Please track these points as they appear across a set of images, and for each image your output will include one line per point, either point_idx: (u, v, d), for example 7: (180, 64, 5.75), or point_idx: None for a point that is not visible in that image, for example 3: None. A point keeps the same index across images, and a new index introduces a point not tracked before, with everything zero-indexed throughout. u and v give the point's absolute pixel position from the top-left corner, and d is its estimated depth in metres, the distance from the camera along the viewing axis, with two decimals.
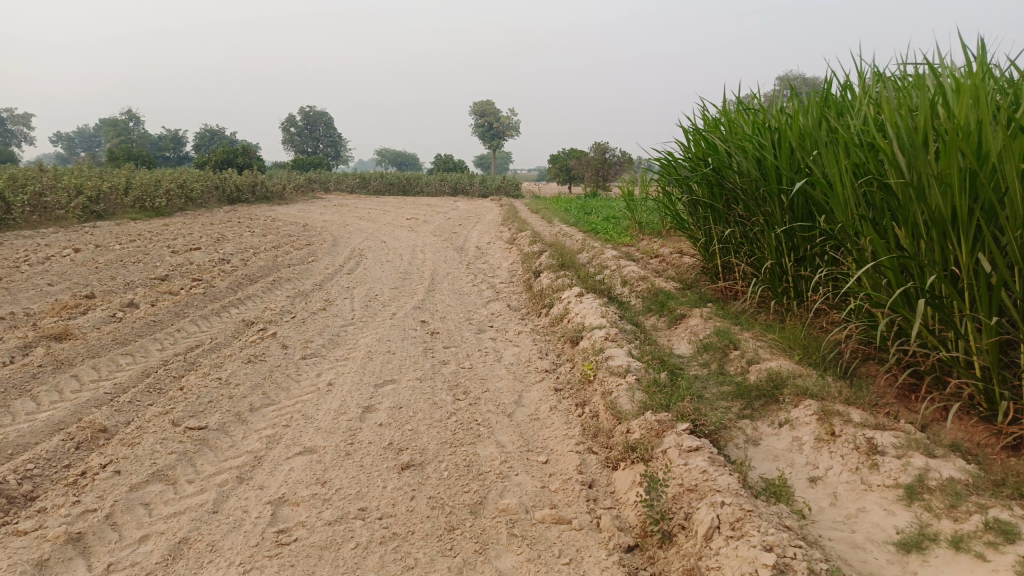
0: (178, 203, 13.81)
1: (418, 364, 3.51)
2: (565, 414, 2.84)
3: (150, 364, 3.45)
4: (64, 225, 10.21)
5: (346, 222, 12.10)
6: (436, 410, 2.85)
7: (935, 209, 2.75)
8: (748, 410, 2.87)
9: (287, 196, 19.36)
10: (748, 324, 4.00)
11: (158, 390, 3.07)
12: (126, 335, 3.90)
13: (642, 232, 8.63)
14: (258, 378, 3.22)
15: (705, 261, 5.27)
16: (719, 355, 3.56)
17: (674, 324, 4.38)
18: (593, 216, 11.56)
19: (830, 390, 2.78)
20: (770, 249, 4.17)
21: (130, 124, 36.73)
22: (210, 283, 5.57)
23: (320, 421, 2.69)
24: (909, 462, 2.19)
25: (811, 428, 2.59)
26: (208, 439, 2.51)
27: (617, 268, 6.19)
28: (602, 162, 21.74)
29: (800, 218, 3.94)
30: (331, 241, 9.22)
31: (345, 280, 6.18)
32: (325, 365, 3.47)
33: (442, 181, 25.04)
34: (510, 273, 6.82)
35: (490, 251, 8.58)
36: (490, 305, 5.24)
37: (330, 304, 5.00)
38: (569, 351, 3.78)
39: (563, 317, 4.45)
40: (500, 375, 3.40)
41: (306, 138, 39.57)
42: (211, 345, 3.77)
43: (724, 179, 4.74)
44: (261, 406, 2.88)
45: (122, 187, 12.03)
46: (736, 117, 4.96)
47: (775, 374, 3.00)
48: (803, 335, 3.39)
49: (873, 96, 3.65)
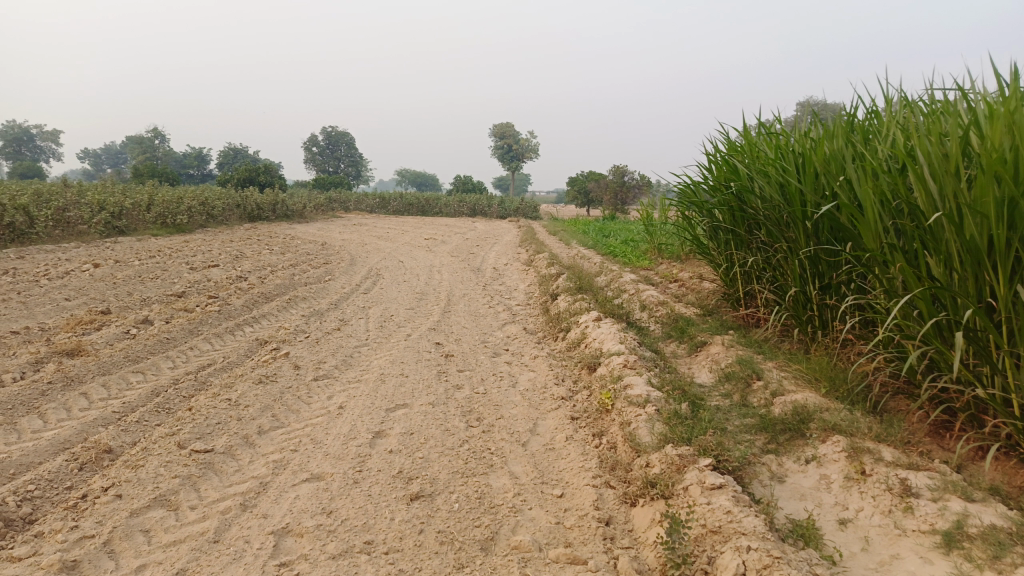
0: (199, 219, 13.92)
1: (431, 388, 3.43)
2: (582, 444, 2.75)
3: (160, 382, 3.40)
4: (85, 239, 10.30)
5: (364, 242, 12.11)
6: (449, 437, 2.77)
7: (970, 239, 2.64)
8: (772, 445, 2.76)
9: (307, 214, 19.49)
10: (771, 354, 3.89)
11: (166, 410, 3.02)
12: (138, 352, 3.86)
13: (661, 255, 8.53)
14: (268, 400, 3.15)
15: (726, 287, 5.16)
16: (742, 385, 3.45)
17: (694, 352, 4.27)
18: (611, 239, 11.49)
19: (859, 426, 2.66)
20: (794, 276, 4.06)
21: (155, 141, 37.35)
22: (225, 301, 5.54)
23: (329, 446, 2.61)
24: (946, 506, 2.07)
25: (840, 466, 2.48)
26: (214, 463, 2.44)
27: (635, 292, 6.09)
28: (620, 185, 21.73)
29: (825, 244, 3.84)
30: (348, 260, 9.21)
31: (360, 300, 6.13)
32: (337, 387, 3.41)
33: (460, 202, 25.12)
34: (527, 295, 6.75)
35: (507, 273, 8.52)
36: (506, 328, 5.16)
37: (345, 324, 4.94)
38: (585, 377, 3.68)
39: (580, 342, 4.36)
40: (515, 401, 3.32)
41: (328, 157, 39.96)
42: (223, 364, 3.72)
43: (746, 204, 4.64)
44: (270, 429, 2.81)
45: (144, 203, 12.14)
46: (758, 141, 4.88)
47: (800, 407, 2.89)
48: (829, 367, 3.27)
49: (901, 120, 3.56)
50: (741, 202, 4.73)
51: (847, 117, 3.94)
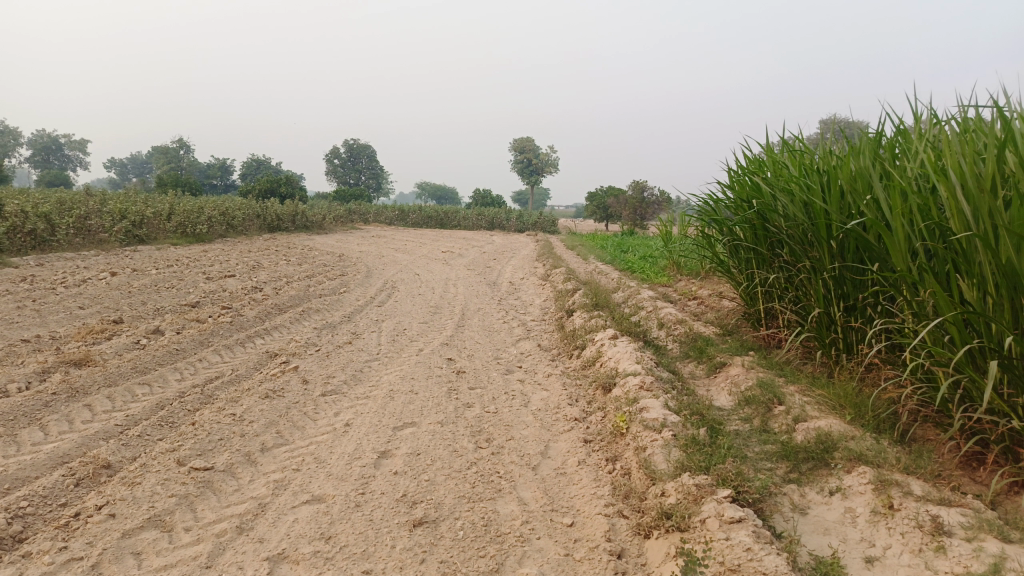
0: (219, 229, 14.00)
1: (440, 406, 3.34)
2: (594, 470, 2.64)
3: (166, 395, 3.34)
4: (105, 248, 10.37)
5: (382, 254, 12.09)
6: (456, 458, 2.67)
7: (1005, 262, 2.52)
8: (794, 475, 2.64)
9: (326, 225, 19.57)
10: (794, 377, 3.76)
11: (170, 424, 2.95)
12: (146, 363, 3.82)
13: (681, 272, 8.40)
14: (273, 416, 3.08)
15: (746, 306, 5.03)
16: (763, 410, 3.33)
17: (713, 373, 4.15)
18: (630, 255, 11.38)
19: (886, 457, 2.55)
20: (818, 297, 3.94)
21: (179, 151, 37.85)
22: (238, 312, 5.50)
23: (333, 466, 2.53)
24: (981, 547, 1.94)
25: (867, 499, 2.35)
26: (213, 482, 2.37)
27: (653, 309, 5.98)
28: (640, 201, 21.62)
29: (851, 264, 3.71)
30: (364, 272, 9.17)
31: (374, 313, 6.07)
32: (344, 404, 3.32)
33: (479, 215, 25.14)
34: (542, 311, 6.65)
35: (523, 288, 8.42)
36: (520, 344, 5.07)
37: (357, 338, 4.88)
38: (600, 398, 3.57)
39: (596, 361, 4.25)
40: (526, 422, 3.22)
41: (350, 169, 40.23)
42: (231, 377, 3.66)
43: (769, 222, 4.53)
44: (273, 446, 2.73)
45: (165, 213, 12.23)
46: (780, 157, 4.77)
47: (824, 435, 2.77)
48: (854, 393, 3.14)
49: (931, 139, 3.44)
50: (763, 221, 4.62)
51: (874, 135, 3.82)
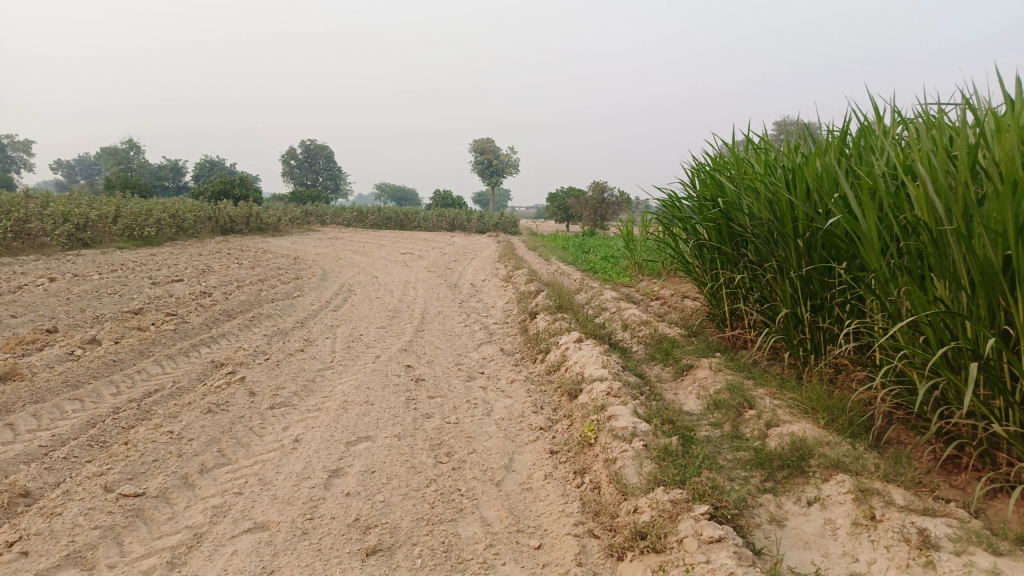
0: (169, 232, 13.50)
1: (397, 418, 3.15)
2: (562, 484, 2.48)
3: (99, 411, 3.09)
4: (46, 253, 9.87)
5: (340, 256, 11.79)
6: (414, 476, 2.49)
7: (982, 259, 2.45)
8: (769, 484, 2.52)
9: (282, 227, 19.10)
10: (763, 379, 3.66)
11: (101, 444, 2.71)
12: (79, 376, 3.55)
13: (642, 273, 8.32)
14: (215, 432, 2.85)
15: (711, 306, 4.93)
16: (733, 415, 3.22)
17: (679, 376, 4.03)
18: (592, 256, 11.30)
19: (865, 464, 2.44)
20: (785, 296, 3.85)
21: (129, 151, 36.74)
22: (184, 319, 5.21)
23: (279, 488, 2.33)
24: (972, 562, 1.83)
25: (847, 510, 2.24)
26: (144, 510, 2.15)
27: (617, 310, 5.87)
28: (600, 202, 21.64)
29: (819, 263, 3.63)
30: (319, 275, 8.88)
31: (329, 318, 5.83)
32: (294, 417, 3.11)
33: (439, 217, 24.87)
34: (505, 313, 6.49)
35: (484, 290, 8.24)
36: (482, 349, 4.89)
37: (310, 345, 4.65)
38: (566, 405, 3.42)
39: (560, 365, 4.10)
40: (489, 433, 3.04)
41: (307, 171, 39.50)
42: (171, 391, 3.42)
43: (733, 222, 4.43)
44: (214, 466, 2.52)
45: (110, 216, 11.73)
46: (744, 155, 4.70)
47: (799, 441, 2.66)
48: (827, 395, 3.05)
49: (897, 136, 3.37)
50: (727, 220, 4.52)
51: (839, 133, 3.75)
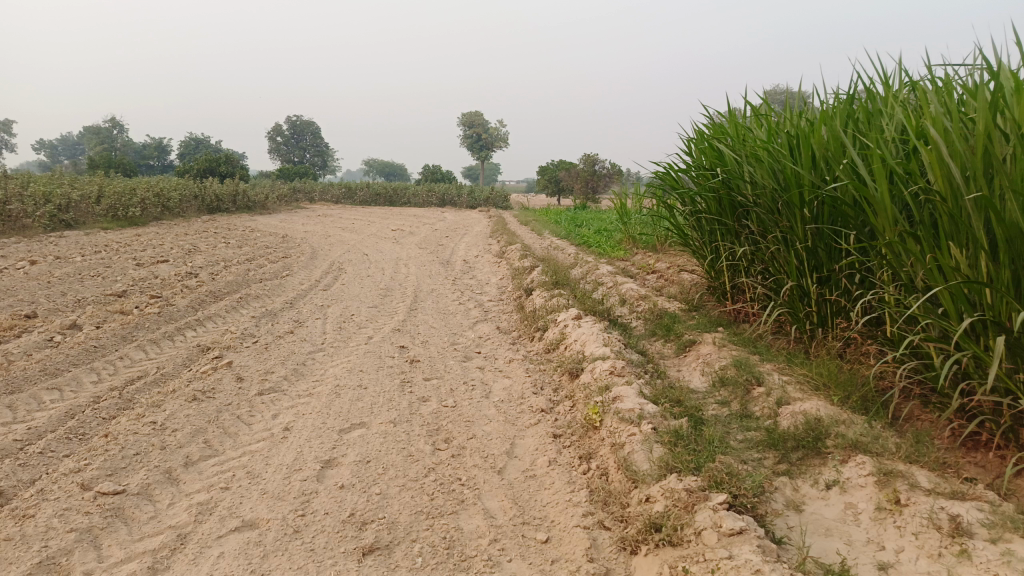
0: (154, 212, 13.24)
1: (392, 402, 3.01)
2: (567, 471, 2.37)
3: (79, 401, 2.94)
4: (27, 234, 9.63)
5: (328, 234, 11.59)
6: (412, 465, 2.36)
7: (1006, 228, 2.32)
8: (784, 466, 2.41)
9: (270, 205, 18.82)
10: (770, 354, 3.54)
11: (79, 437, 2.56)
12: (58, 364, 3.39)
13: (637, 246, 8.18)
14: (201, 422, 2.71)
15: (712, 279, 4.80)
16: (741, 392, 3.11)
17: (682, 352, 3.92)
18: (584, 229, 11.14)
19: (884, 445, 2.33)
20: (790, 268, 3.71)
21: (113, 130, 36.15)
22: (168, 301, 5.05)
23: (269, 482, 2.20)
24: (1010, 550, 1.72)
25: (869, 494, 2.13)
26: (124, 509, 2.01)
27: (614, 285, 5.73)
28: (591, 174, 21.42)
29: (826, 233, 3.49)
30: (308, 253, 8.70)
31: (319, 298, 5.67)
32: (284, 404, 2.97)
33: (429, 193, 24.58)
34: (499, 289, 6.35)
35: (477, 266, 8.08)
36: (477, 327, 4.76)
37: (299, 326, 4.50)
38: (567, 386, 3.30)
39: (559, 343, 3.97)
40: (488, 416, 2.91)
41: (294, 147, 38.97)
42: (155, 378, 3.27)
43: (734, 192, 4.28)
44: (199, 459, 2.38)
45: (93, 196, 11.47)
46: (743, 123, 4.53)
47: (814, 422, 2.55)
48: (839, 371, 2.93)
49: (906, 99, 3.20)
50: (728, 190, 4.37)
51: (844, 97, 3.58)
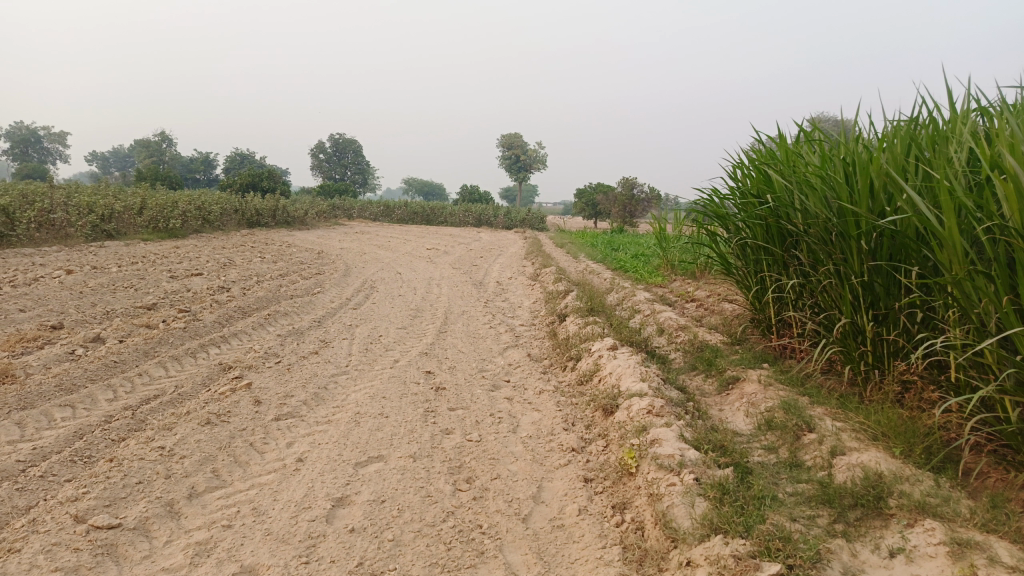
0: (194, 224, 13.38)
1: (415, 434, 2.84)
2: (598, 522, 2.16)
3: (91, 420, 2.83)
4: (69, 243, 9.75)
5: (363, 251, 11.57)
6: (429, 507, 2.18)
7: None
8: (840, 527, 2.17)
9: (308, 221, 18.96)
10: (821, 397, 3.28)
11: (84, 460, 2.44)
12: (74, 379, 3.30)
13: (676, 272, 7.93)
14: (211, 449, 2.57)
15: (757, 311, 4.54)
16: (790, 438, 2.87)
17: (724, 390, 3.68)
18: (621, 253, 10.91)
19: (957, 510, 2.08)
20: (843, 304, 3.45)
21: (162, 144, 37.07)
22: (196, 316, 4.97)
23: (274, 521, 2.03)
24: None
25: (940, 566, 1.88)
26: (118, 547, 1.86)
27: (652, 313, 5.51)
28: (629, 198, 21.18)
29: (883, 267, 3.23)
30: (342, 271, 8.64)
31: (348, 317, 5.55)
32: (300, 431, 2.82)
33: (466, 213, 24.55)
34: (532, 314, 6.18)
35: (511, 289, 7.91)
36: (508, 354, 4.58)
37: (325, 346, 4.37)
38: (600, 423, 3.09)
39: (593, 375, 3.77)
40: (514, 454, 2.72)
41: (335, 164, 39.49)
42: (171, 397, 3.14)
43: (783, 220, 4.04)
44: (205, 491, 2.23)
45: (135, 207, 11.61)
46: (793, 148, 4.31)
47: (874, 478, 2.31)
48: (899, 419, 2.68)
49: (976, 126, 2.96)
50: (777, 218, 4.13)
51: (905, 122, 3.35)
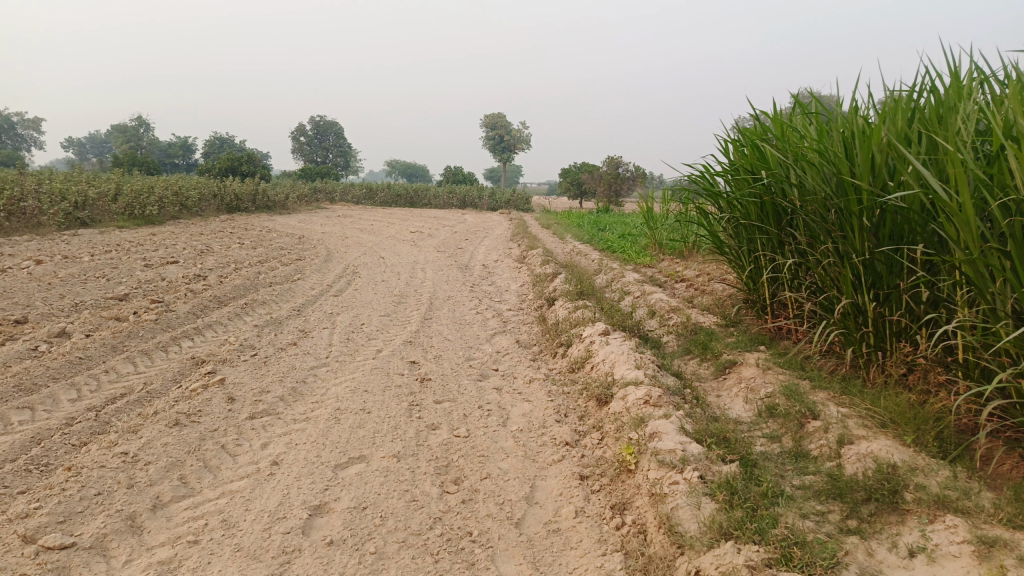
0: (172, 211, 13.07)
1: (399, 431, 2.67)
2: (597, 525, 2.01)
3: (50, 423, 2.64)
4: (40, 232, 9.44)
5: (346, 235, 11.33)
6: (415, 513, 2.02)
7: None
8: (853, 523, 2.04)
9: (290, 205, 18.63)
10: (823, 380, 3.14)
11: (41, 469, 2.25)
12: (35, 379, 3.10)
13: (664, 252, 7.78)
14: (179, 453, 2.39)
15: (751, 291, 4.40)
16: (793, 427, 2.73)
17: (721, 375, 3.54)
18: (608, 233, 10.74)
19: (981, 505, 1.94)
20: (844, 284, 3.30)
21: (139, 129, 36.39)
22: (169, 307, 4.76)
23: (246, 535, 1.87)
24: None
25: (965, 567, 1.75)
26: (69, 570, 1.69)
27: (642, 294, 5.36)
28: (615, 177, 20.99)
29: (886, 246, 3.08)
30: (324, 256, 8.43)
31: (329, 304, 5.36)
32: (276, 431, 2.64)
33: (450, 194, 24.27)
34: (519, 298, 6.01)
35: (497, 272, 7.74)
36: (495, 341, 4.41)
37: (304, 337, 4.18)
38: (594, 414, 2.94)
39: (585, 362, 3.61)
40: (505, 450, 2.56)
41: (317, 147, 38.95)
42: (139, 396, 2.96)
43: (779, 197, 3.88)
44: (171, 501, 2.06)
45: (110, 194, 11.30)
46: (788, 121, 4.14)
47: (888, 469, 2.17)
48: (909, 406, 2.54)
49: (983, 95, 2.80)
50: (771, 195, 3.97)
51: (908, 92, 3.18)
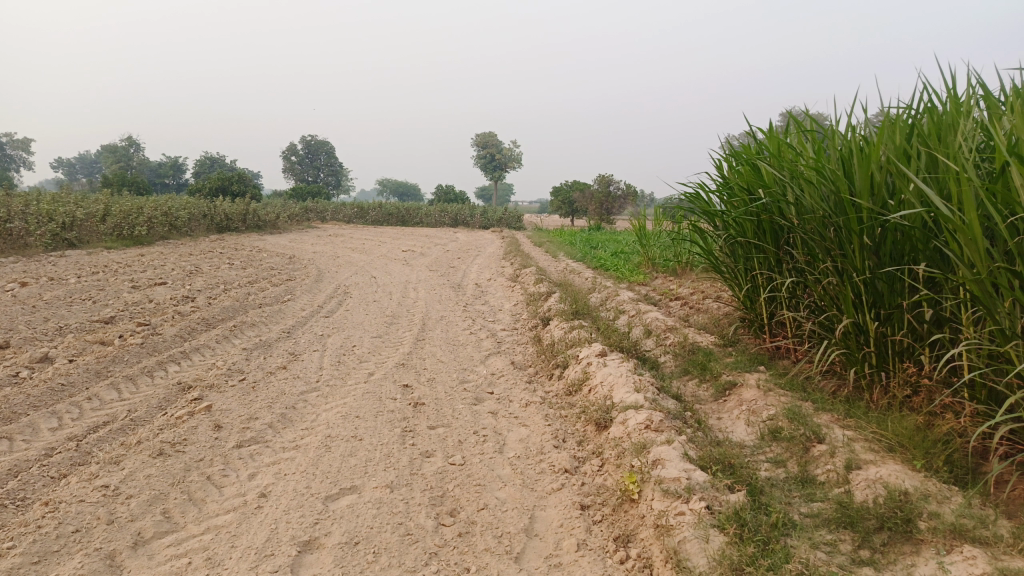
0: (161, 231, 12.95)
1: (392, 459, 2.58)
2: (600, 560, 1.92)
3: (28, 454, 2.53)
4: (27, 253, 9.30)
5: (337, 254, 11.24)
6: (409, 548, 1.93)
7: None
8: (866, 554, 1.96)
9: (280, 224, 18.54)
10: (826, 402, 3.07)
11: (16, 504, 2.15)
12: (14, 407, 2.99)
13: (657, 269, 7.73)
14: (163, 485, 2.29)
15: (749, 310, 4.33)
16: (798, 451, 2.66)
17: (721, 396, 3.47)
18: (600, 251, 10.70)
19: (999, 535, 1.87)
20: (844, 304, 3.24)
21: (129, 149, 36.30)
22: (156, 330, 4.66)
23: (231, 574, 1.77)
24: None
25: None
26: None
27: (637, 313, 5.29)
28: (606, 195, 21.01)
29: (888, 265, 3.02)
30: (315, 276, 8.34)
31: (320, 326, 5.26)
32: (265, 460, 2.55)
33: (441, 213, 24.23)
34: (513, 317, 5.93)
35: (490, 291, 7.66)
36: (490, 362, 4.33)
37: (294, 360, 4.09)
38: (593, 439, 2.86)
39: (582, 384, 3.53)
40: (503, 478, 2.47)
41: (308, 167, 38.92)
42: (122, 424, 2.85)
43: (776, 215, 3.83)
44: (152, 538, 1.96)
45: (98, 214, 11.18)
46: (783, 139, 4.10)
47: (900, 496, 2.09)
48: (917, 430, 2.47)
49: (982, 111, 2.76)
50: (768, 213, 3.92)
51: (905, 109, 3.14)
